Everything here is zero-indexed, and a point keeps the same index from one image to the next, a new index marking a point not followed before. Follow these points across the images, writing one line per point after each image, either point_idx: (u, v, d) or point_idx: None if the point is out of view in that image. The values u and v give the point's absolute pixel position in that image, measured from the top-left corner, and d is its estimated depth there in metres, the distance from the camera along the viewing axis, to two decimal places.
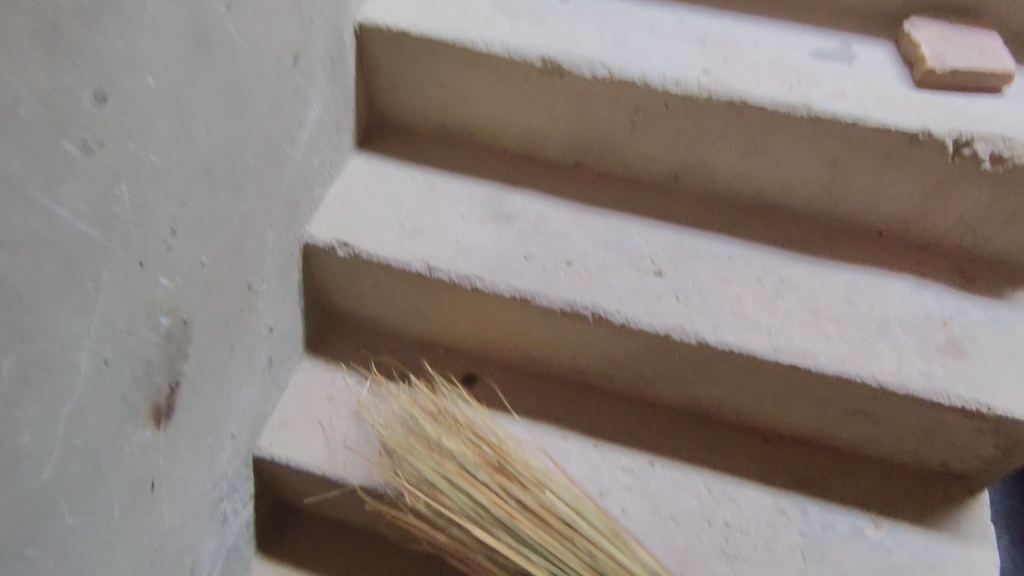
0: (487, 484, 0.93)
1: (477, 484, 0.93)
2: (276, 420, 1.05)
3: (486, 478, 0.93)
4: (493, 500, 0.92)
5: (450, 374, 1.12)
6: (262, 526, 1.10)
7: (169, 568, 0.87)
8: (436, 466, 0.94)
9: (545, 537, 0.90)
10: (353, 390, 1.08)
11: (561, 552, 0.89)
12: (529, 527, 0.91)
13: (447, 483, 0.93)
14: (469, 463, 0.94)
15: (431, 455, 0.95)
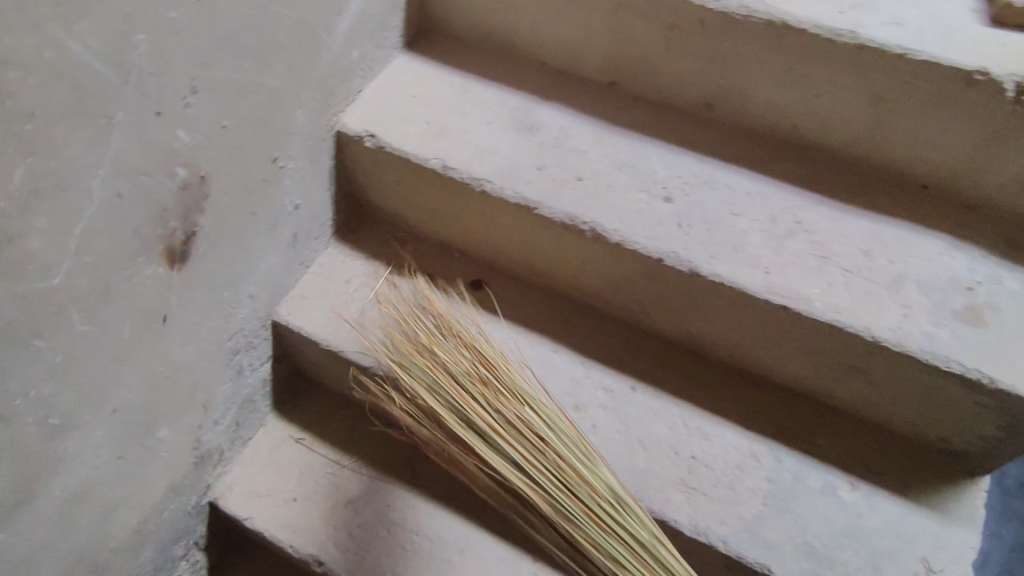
0: (472, 394, 0.98)
1: (461, 394, 0.98)
2: (296, 292, 1.16)
3: (479, 398, 0.97)
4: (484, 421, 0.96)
5: (460, 276, 1.18)
6: (280, 387, 1.28)
7: (181, 394, 1.02)
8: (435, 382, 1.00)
9: (518, 451, 0.94)
10: (369, 278, 1.18)
11: (544, 474, 0.93)
12: (504, 440, 0.95)
13: (436, 390, 0.99)
14: (465, 381, 0.98)
15: (424, 362, 1.01)
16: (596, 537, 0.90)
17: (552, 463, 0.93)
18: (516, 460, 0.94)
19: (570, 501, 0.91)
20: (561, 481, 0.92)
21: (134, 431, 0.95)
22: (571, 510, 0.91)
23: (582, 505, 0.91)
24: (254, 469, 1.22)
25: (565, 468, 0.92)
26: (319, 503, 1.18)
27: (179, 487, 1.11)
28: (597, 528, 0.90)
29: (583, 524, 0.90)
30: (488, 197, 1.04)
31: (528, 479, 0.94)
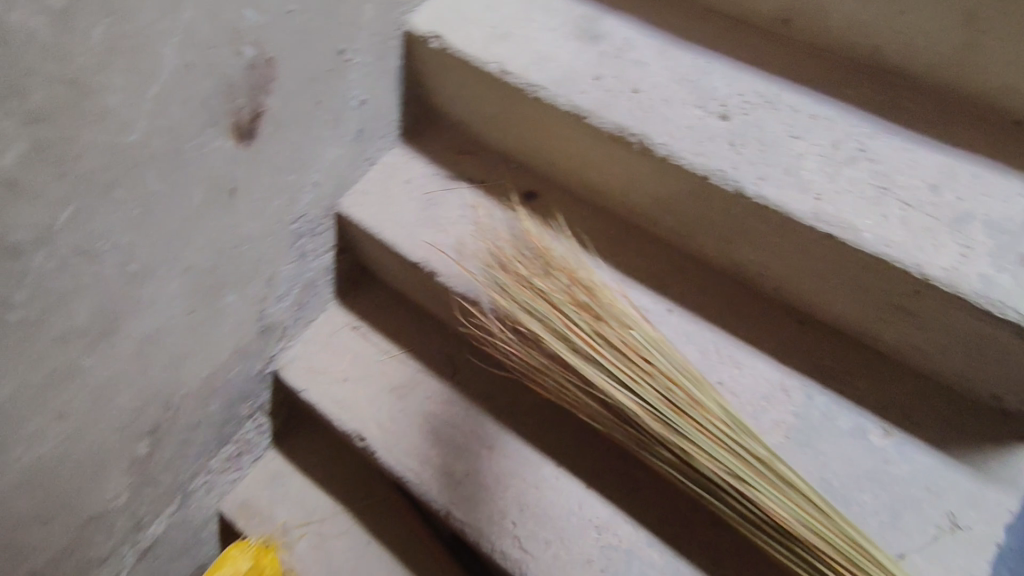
0: (576, 319, 0.96)
1: (564, 319, 0.96)
2: (361, 187, 1.24)
3: (578, 317, 0.96)
4: (586, 339, 0.95)
5: (515, 185, 1.20)
6: (343, 277, 1.38)
7: (247, 265, 1.12)
8: (532, 303, 0.98)
9: (622, 366, 0.92)
10: (429, 180, 1.24)
11: (659, 391, 0.90)
12: (610, 360, 0.93)
13: (540, 316, 0.97)
14: (561, 301, 0.98)
15: (526, 289, 0.99)
16: (721, 455, 0.86)
17: (662, 382, 0.91)
18: (625, 381, 0.92)
19: (687, 418, 0.89)
20: (674, 399, 0.90)
21: (205, 290, 1.07)
22: (688, 426, 0.88)
23: (698, 422, 0.89)
24: (313, 347, 1.33)
25: (673, 388, 0.91)
26: (367, 386, 1.28)
27: (245, 352, 1.23)
28: (719, 449, 0.87)
29: (704, 444, 0.87)
30: (540, 102, 1.04)
31: (642, 402, 0.90)
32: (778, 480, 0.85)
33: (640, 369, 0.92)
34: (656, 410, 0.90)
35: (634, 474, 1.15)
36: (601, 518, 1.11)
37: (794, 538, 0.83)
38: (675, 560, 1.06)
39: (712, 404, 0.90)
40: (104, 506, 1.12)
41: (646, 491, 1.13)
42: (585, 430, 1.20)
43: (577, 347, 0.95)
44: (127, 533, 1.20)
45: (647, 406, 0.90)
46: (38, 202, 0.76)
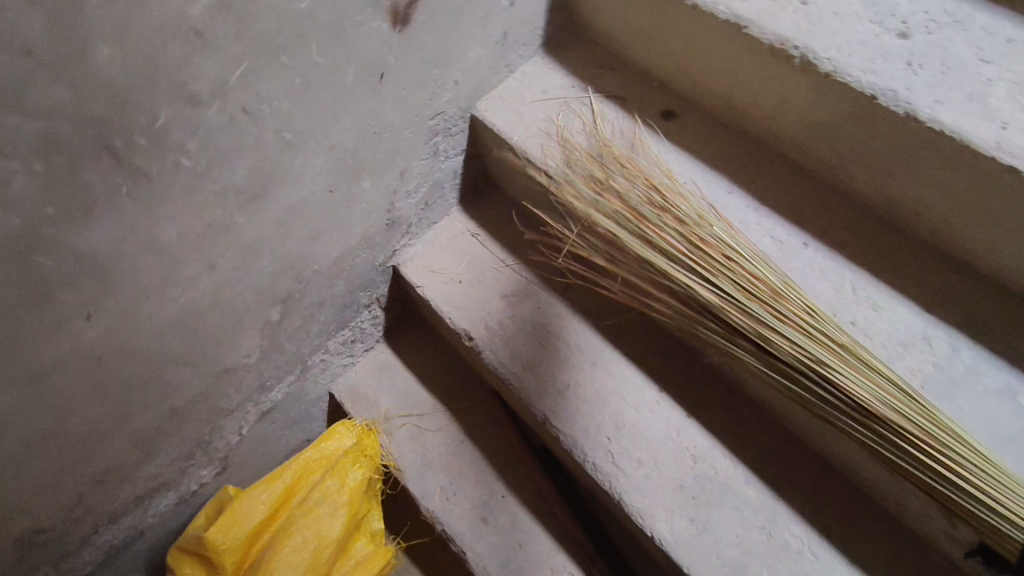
0: (658, 221, 1.00)
1: (645, 220, 1.00)
2: (497, 93, 1.24)
3: (655, 216, 1.00)
4: (664, 237, 0.98)
5: (654, 103, 1.16)
6: (468, 186, 1.39)
7: (385, 155, 1.16)
8: (611, 206, 1.03)
9: (700, 259, 0.96)
10: (566, 92, 1.21)
11: (737, 281, 0.93)
12: (687, 255, 0.97)
13: (622, 222, 1.01)
14: (638, 203, 1.01)
15: (611, 198, 1.03)
16: (801, 337, 0.88)
17: (739, 272, 0.94)
18: (705, 274, 0.95)
19: (766, 305, 0.91)
20: (749, 288, 0.92)
21: (346, 172, 1.12)
22: (765, 310, 0.91)
23: (775, 306, 0.91)
24: (433, 249, 1.37)
25: (748, 276, 0.93)
26: (481, 291, 1.31)
27: (372, 243, 1.29)
28: (795, 333, 0.89)
29: (781, 329, 0.90)
30: (697, 11, 0.99)
31: (722, 295, 0.93)
32: (857, 361, 0.86)
33: (717, 262, 0.95)
34: (735, 298, 0.92)
35: (742, 412, 1.12)
36: (699, 449, 1.10)
37: (878, 419, 0.84)
38: (773, 500, 1.04)
39: (789, 295, 0.92)
40: (237, 362, 1.23)
41: (752, 429, 1.10)
42: (694, 361, 1.17)
43: (658, 247, 0.98)
44: (252, 392, 1.32)
45: (727, 298, 0.93)
46: (217, 54, 0.82)
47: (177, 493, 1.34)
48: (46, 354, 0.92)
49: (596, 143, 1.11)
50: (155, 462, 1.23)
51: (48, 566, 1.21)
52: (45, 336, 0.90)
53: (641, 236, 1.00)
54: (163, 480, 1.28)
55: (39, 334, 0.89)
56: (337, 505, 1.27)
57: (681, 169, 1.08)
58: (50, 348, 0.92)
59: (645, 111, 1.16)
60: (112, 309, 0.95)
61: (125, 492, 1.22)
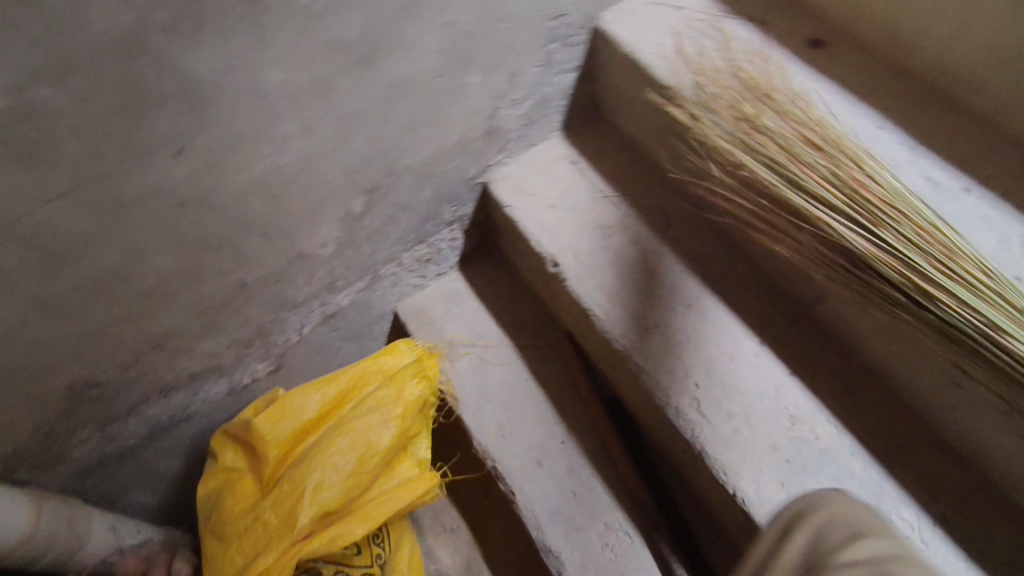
0: (810, 162, 0.89)
1: (793, 157, 0.89)
2: (625, 6, 1.14)
3: (807, 156, 0.89)
4: (816, 179, 0.87)
5: (799, 30, 1.06)
6: (573, 113, 1.29)
7: (497, 50, 1.09)
8: (755, 143, 0.92)
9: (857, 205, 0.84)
10: (700, 12, 1.12)
11: (900, 231, 0.82)
12: (840, 197, 0.85)
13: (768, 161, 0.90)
14: (788, 140, 0.91)
15: (753, 131, 0.92)
16: (966, 294, 0.77)
17: (905, 223, 0.82)
18: (862, 222, 0.84)
19: (927, 255, 0.80)
20: (912, 238, 0.81)
21: (456, 57, 1.05)
22: (925, 263, 0.80)
23: (938, 258, 0.79)
24: (527, 172, 1.28)
25: (910, 223, 0.82)
26: (575, 218, 1.21)
27: (466, 150, 1.21)
28: (961, 286, 0.78)
29: (942, 283, 0.78)
30: None
31: (877, 245, 0.82)
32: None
33: (877, 210, 0.84)
34: (896, 250, 0.81)
35: (852, 377, 1.00)
36: (798, 408, 0.99)
37: None
38: (882, 476, 0.92)
39: (955, 247, 0.81)
40: (311, 250, 1.17)
41: (865, 396, 0.99)
42: (802, 317, 1.06)
43: (810, 192, 0.87)
44: (320, 290, 1.26)
45: (881, 249, 0.82)
46: None
47: (229, 381, 1.29)
48: (132, 183, 0.89)
49: (734, 66, 1.00)
50: (215, 340, 1.19)
51: (94, 429, 1.17)
52: (134, 162, 0.87)
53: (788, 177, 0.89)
54: (217, 363, 1.24)
55: (128, 159, 0.86)
56: (390, 416, 1.19)
57: (835, 109, 0.97)
58: (137, 177, 0.88)
59: (789, 38, 1.06)
60: (203, 150, 0.91)
61: (180, 365, 1.18)
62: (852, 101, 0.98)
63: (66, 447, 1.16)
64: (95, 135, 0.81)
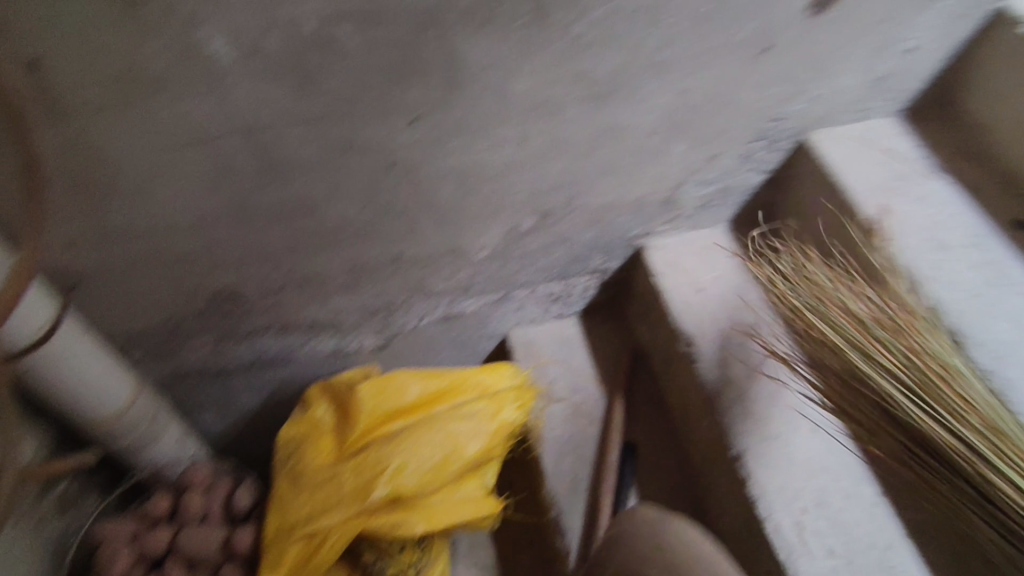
0: (873, 330, 0.90)
1: (834, 306, 0.93)
2: (836, 132, 1.19)
3: (872, 325, 0.90)
4: (869, 349, 0.89)
5: (1004, 210, 1.07)
6: (745, 211, 1.32)
7: (710, 130, 1.13)
8: (821, 307, 0.94)
9: (918, 377, 0.86)
10: (909, 160, 1.14)
11: (960, 412, 0.83)
12: (881, 351, 0.89)
13: (818, 317, 0.94)
14: (854, 305, 0.92)
15: (830, 289, 0.95)
16: (981, 448, 0.80)
17: (968, 403, 0.83)
18: (923, 396, 0.85)
19: (950, 414, 0.83)
20: (944, 409, 0.83)
21: (674, 124, 1.10)
22: (951, 421, 0.83)
23: (964, 420, 0.82)
24: (685, 250, 1.30)
25: (950, 395, 0.84)
26: (720, 307, 1.20)
27: (639, 210, 1.24)
28: (974, 437, 0.81)
29: (956, 437, 0.82)
30: None
31: (941, 423, 0.84)
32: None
33: (937, 384, 0.85)
34: (959, 428, 0.82)
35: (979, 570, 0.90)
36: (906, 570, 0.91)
37: None
38: None
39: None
40: (468, 249, 1.20)
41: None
42: None
43: (870, 357, 0.89)
44: (456, 290, 1.28)
45: (909, 399, 0.86)
46: None
47: (338, 343, 1.31)
48: (365, 132, 0.95)
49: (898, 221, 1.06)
50: (349, 298, 1.22)
51: (210, 338, 1.21)
52: (375, 117, 0.93)
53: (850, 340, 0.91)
54: (338, 321, 1.26)
55: (375, 110, 0.92)
56: (483, 429, 1.16)
57: (1001, 278, 0.99)
58: (373, 129, 0.94)
59: (995, 214, 1.07)
60: (435, 125, 0.97)
61: (309, 310, 1.22)
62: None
63: (181, 344, 1.20)
64: (363, 77, 0.87)
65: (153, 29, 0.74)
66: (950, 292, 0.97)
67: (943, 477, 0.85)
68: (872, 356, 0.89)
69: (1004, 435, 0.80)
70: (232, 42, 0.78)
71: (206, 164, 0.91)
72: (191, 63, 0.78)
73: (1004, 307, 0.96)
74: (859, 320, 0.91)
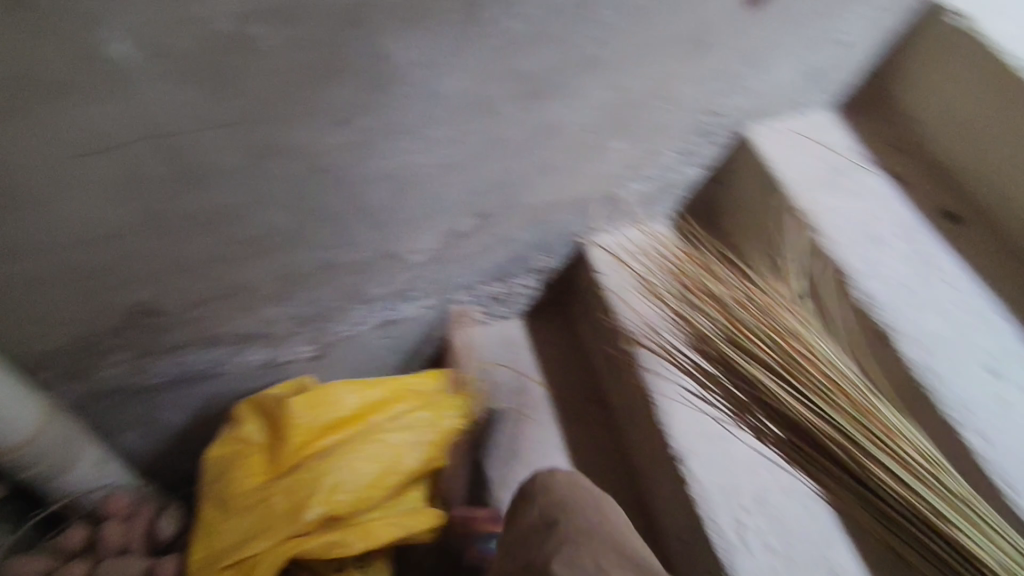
0: (745, 322, 0.92)
1: (708, 303, 0.96)
2: (774, 126, 1.18)
3: (743, 317, 0.92)
4: (739, 337, 0.90)
5: (936, 204, 1.08)
6: (687, 206, 1.30)
7: (648, 128, 1.11)
8: (699, 302, 0.97)
9: (786, 365, 0.86)
10: (845, 153, 1.15)
11: (831, 397, 0.83)
12: (757, 347, 0.89)
13: (694, 313, 0.97)
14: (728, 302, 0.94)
15: (705, 290, 0.98)
16: (855, 436, 0.80)
17: (839, 388, 0.83)
18: (794, 384, 0.85)
19: (818, 398, 0.83)
20: (814, 394, 0.83)
21: (612, 121, 1.07)
22: (825, 413, 0.82)
23: (838, 409, 0.82)
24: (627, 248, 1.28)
25: (818, 379, 0.84)
26: None
27: (580, 209, 1.22)
28: (847, 426, 0.81)
29: (828, 427, 0.81)
30: None
31: (812, 407, 0.83)
32: (902, 451, 0.78)
33: (804, 369, 0.86)
34: (831, 414, 0.82)
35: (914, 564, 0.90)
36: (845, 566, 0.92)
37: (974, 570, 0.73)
38: None
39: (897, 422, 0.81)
40: (404, 253, 1.16)
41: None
42: None
43: (743, 347, 0.90)
44: (393, 295, 1.23)
45: (781, 387, 0.86)
46: None
47: (270, 354, 1.25)
48: (288, 136, 0.89)
49: (832, 215, 1.06)
50: (280, 308, 1.16)
51: (129, 355, 1.13)
52: (299, 120, 0.87)
53: (722, 334, 0.92)
54: (270, 331, 1.20)
55: (295, 111, 0.86)
56: (423, 439, 1.12)
57: (934, 272, 1.00)
58: (296, 131, 0.89)
59: (926, 207, 1.09)
60: (363, 126, 0.92)
61: (236, 321, 1.15)
62: (978, 290, 0.99)
63: (97, 362, 1.11)
64: (282, 78, 0.81)
65: (40, 32, 0.67)
66: (884, 287, 0.98)
67: (816, 466, 0.83)
68: (745, 347, 0.90)
69: (870, 413, 0.81)
70: (134, 43, 0.71)
71: (112, 173, 0.84)
72: (86, 67, 0.71)
73: (938, 302, 0.96)
74: (732, 313, 0.93)
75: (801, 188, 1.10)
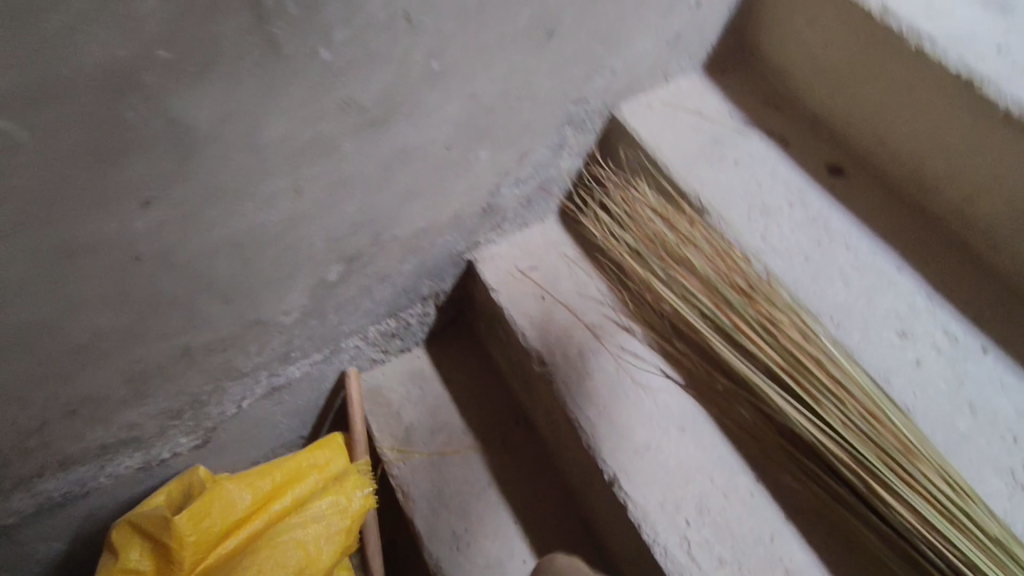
0: (738, 312, 0.92)
1: (700, 295, 0.95)
2: (644, 101, 1.11)
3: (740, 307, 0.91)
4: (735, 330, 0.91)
5: (820, 158, 1.04)
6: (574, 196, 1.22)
7: (513, 131, 1.01)
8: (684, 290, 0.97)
9: (782, 363, 0.87)
10: (721, 118, 1.09)
11: (833, 396, 0.83)
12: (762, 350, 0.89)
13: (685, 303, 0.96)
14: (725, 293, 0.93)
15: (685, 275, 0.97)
16: (870, 461, 0.80)
17: (842, 385, 0.83)
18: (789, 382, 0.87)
19: (814, 401, 0.85)
20: (809, 395, 0.85)
21: (472, 132, 0.97)
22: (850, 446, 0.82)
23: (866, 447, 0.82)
24: (520, 254, 1.18)
25: (818, 378, 0.85)
26: (565, 314, 1.10)
27: (460, 225, 1.11)
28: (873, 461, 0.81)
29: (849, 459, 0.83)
30: (926, 61, 0.87)
31: (806, 408, 0.85)
32: (901, 459, 0.79)
33: (802, 364, 0.86)
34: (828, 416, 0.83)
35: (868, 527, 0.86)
36: (794, 554, 0.87)
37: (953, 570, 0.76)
38: None
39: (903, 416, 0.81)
40: (274, 316, 1.02)
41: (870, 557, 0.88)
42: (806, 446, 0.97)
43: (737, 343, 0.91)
44: (274, 360, 1.10)
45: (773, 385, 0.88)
46: None
47: (147, 457, 1.09)
48: (86, 231, 0.73)
49: (718, 194, 1.02)
50: (141, 408, 1.01)
51: None
52: (92, 212, 0.72)
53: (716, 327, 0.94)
54: (138, 434, 1.05)
55: (86, 203, 0.71)
56: (334, 529, 1.06)
57: (830, 234, 0.97)
58: (94, 226, 0.74)
59: (809, 162, 1.04)
60: (176, 199, 0.77)
61: (93, 435, 0.99)
62: (874, 243, 0.95)
63: None
64: (51, 173, 0.66)
65: None
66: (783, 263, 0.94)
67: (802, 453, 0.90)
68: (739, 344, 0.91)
69: (875, 416, 0.81)
70: None
71: None
72: None
73: (839, 267, 0.94)
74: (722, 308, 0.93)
75: (690, 166, 1.05)
